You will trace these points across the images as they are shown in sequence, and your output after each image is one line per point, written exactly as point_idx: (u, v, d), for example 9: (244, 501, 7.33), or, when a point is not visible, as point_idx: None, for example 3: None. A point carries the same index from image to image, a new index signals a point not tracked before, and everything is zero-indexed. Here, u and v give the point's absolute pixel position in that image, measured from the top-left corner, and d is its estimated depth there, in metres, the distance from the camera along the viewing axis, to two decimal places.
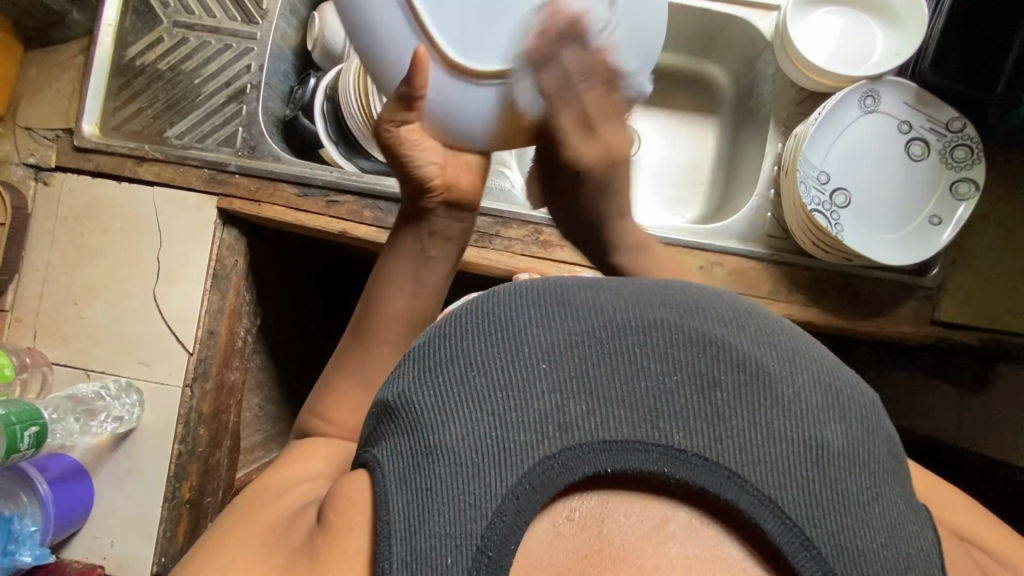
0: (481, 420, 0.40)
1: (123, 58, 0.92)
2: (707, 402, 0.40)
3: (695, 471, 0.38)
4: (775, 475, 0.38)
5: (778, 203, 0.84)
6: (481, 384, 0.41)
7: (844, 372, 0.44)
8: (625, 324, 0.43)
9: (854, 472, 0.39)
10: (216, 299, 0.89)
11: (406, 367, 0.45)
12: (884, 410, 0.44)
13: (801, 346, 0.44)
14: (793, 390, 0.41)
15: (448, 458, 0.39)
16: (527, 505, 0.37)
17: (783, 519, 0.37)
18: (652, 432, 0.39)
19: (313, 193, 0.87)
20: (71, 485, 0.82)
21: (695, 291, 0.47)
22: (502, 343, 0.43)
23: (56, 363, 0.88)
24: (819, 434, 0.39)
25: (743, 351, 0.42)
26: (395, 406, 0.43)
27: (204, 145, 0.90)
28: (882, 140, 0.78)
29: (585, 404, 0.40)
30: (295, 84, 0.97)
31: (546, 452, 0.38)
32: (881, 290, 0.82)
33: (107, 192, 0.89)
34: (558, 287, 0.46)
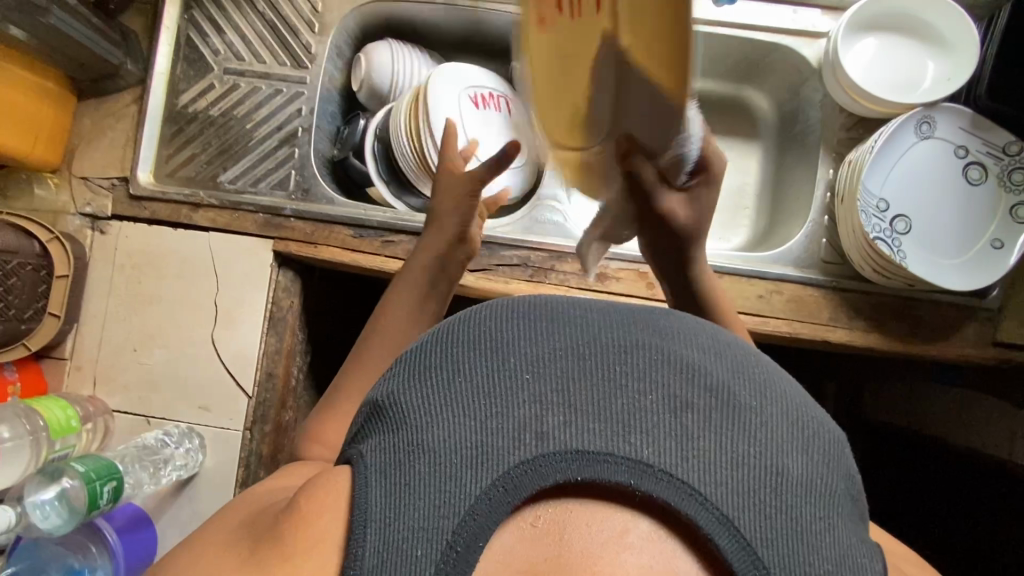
0: (462, 423, 0.41)
1: (175, 105, 0.93)
2: (679, 421, 0.41)
3: (659, 484, 0.39)
4: (733, 494, 0.39)
5: (833, 229, 0.84)
6: (467, 392, 0.43)
7: (812, 409, 0.46)
8: (607, 343, 0.45)
9: (808, 501, 0.40)
10: (273, 341, 0.89)
11: (398, 370, 0.47)
12: (848, 449, 0.46)
13: (772, 380, 0.46)
14: (761, 418, 0.42)
15: (426, 458, 0.40)
16: (497, 507, 0.38)
17: (736, 537, 0.38)
18: (623, 445, 0.40)
19: (369, 234, 0.88)
20: (138, 533, 0.82)
21: (679, 319, 0.49)
22: (489, 352, 0.45)
23: (117, 411, 0.88)
24: (780, 462, 0.41)
25: (717, 377, 0.44)
26: (384, 405, 0.45)
27: (258, 189, 0.91)
28: (938, 164, 0.78)
29: (563, 414, 0.41)
30: (341, 124, 0.99)
31: (519, 458, 0.39)
32: (941, 313, 0.82)
33: (163, 238, 0.90)
34: (549, 302, 0.48)
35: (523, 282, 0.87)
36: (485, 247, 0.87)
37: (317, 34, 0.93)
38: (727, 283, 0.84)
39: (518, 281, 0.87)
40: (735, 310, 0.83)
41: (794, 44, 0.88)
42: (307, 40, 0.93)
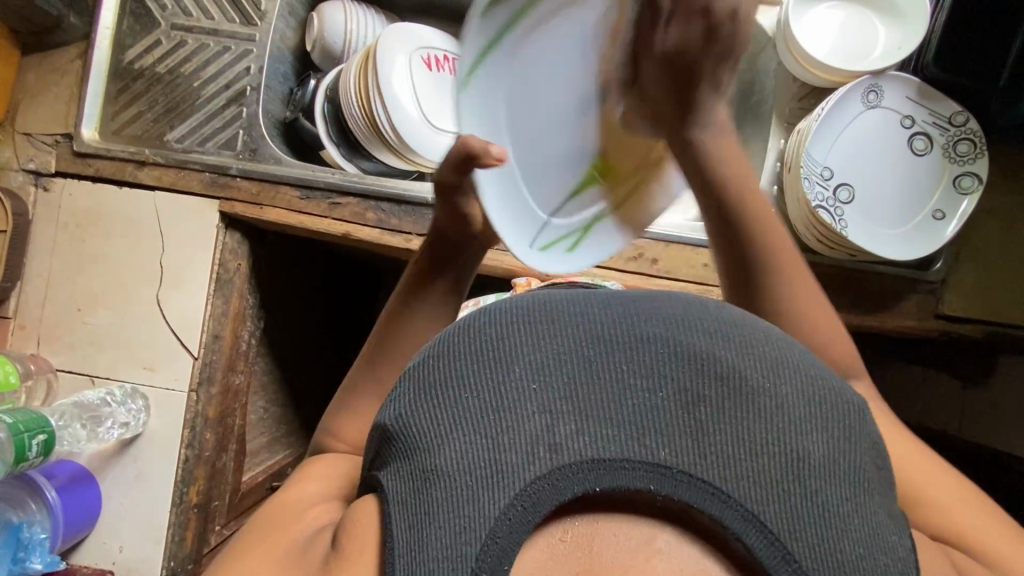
0: (471, 440, 0.37)
1: (120, 62, 0.91)
2: (694, 418, 0.37)
3: (681, 488, 0.35)
4: (758, 490, 0.35)
5: (781, 199, 0.84)
6: (471, 403, 0.39)
7: (827, 377, 0.41)
8: (611, 339, 0.40)
9: (833, 483, 0.36)
10: (220, 303, 0.88)
11: (401, 388, 0.43)
12: (870, 412, 0.42)
13: (784, 354, 0.41)
14: (777, 401, 0.38)
15: (441, 482, 0.36)
16: (519, 528, 0.34)
17: (766, 535, 0.34)
18: (638, 450, 0.36)
19: (316, 196, 0.87)
20: (79, 492, 0.82)
21: (678, 297, 0.44)
22: (489, 360, 0.40)
23: (60, 370, 0.88)
24: (801, 445, 0.37)
25: (728, 362, 0.39)
26: (392, 429, 0.41)
27: (205, 148, 0.90)
28: (886, 135, 0.78)
29: (573, 423, 0.37)
30: (294, 85, 0.97)
31: (535, 473, 0.36)
32: (886, 284, 0.82)
33: (107, 197, 0.89)
34: (545, 297, 0.43)
35: None
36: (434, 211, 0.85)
37: None
38: (673, 251, 0.84)
39: None
40: (680, 277, 0.83)
41: None
42: None
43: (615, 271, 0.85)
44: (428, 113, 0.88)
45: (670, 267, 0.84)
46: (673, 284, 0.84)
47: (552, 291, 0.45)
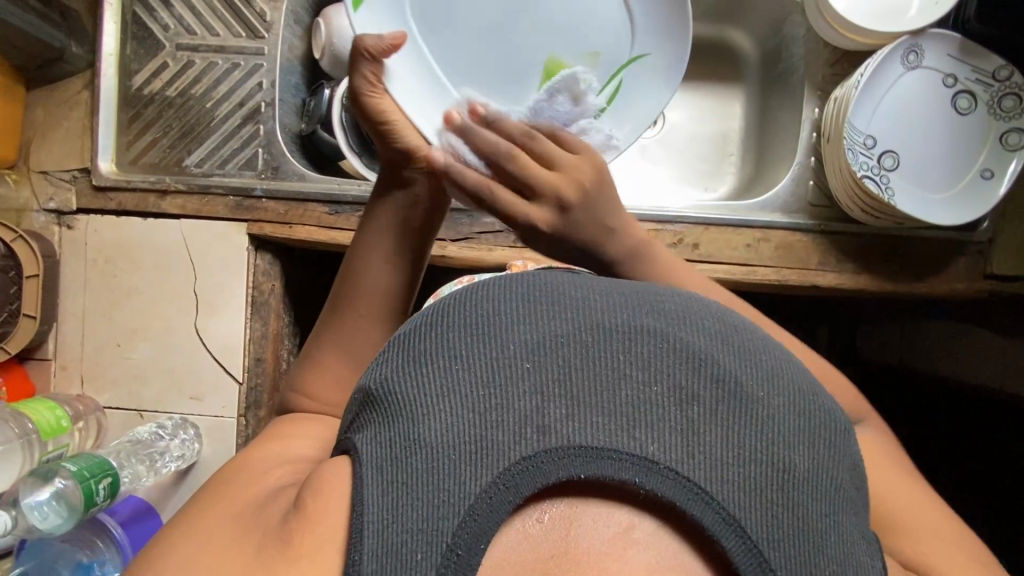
0: (459, 417, 0.38)
1: (128, 88, 0.88)
2: (686, 415, 0.38)
3: (666, 483, 0.36)
4: (742, 494, 0.36)
5: (820, 170, 0.82)
6: (465, 380, 0.39)
7: (821, 395, 0.42)
8: (611, 328, 0.41)
9: (814, 497, 0.37)
10: (259, 326, 0.88)
11: (390, 354, 0.43)
12: (855, 437, 0.43)
13: (782, 366, 0.42)
14: (771, 409, 0.39)
15: (423, 453, 0.37)
16: (498, 506, 0.35)
17: (745, 540, 0.35)
18: (628, 441, 0.37)
19: (345, 210, 0.85)
20: (145, 525, 0.82)
21: (685, 296, 0.45)
22: (484, 337, 0.41)
23: (108, 408, 0.88)
24: (789, 457, 0.38)
25: (725, 365, 0.40)
26: (377, 394, 0.41)
27: (225, 170, 0.87)
28: (928, 95, 0.76)
29: (565, 407, 0.38)
30: (306, 96, 0.94)
31: (520, 454, 0.36)
32: (932, 249, 0.80)
33: (133, 229, 0.87)
34: (549, 280, 0.44)
35: (508, 248, 0.84)
36: (467, 215, 0.85)
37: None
38: (713, 234, 0.82)
39: (502, 248, 0.84)
40: (722, 261, 0.82)
41: None
42: (260, 7, 0.88)
43: None
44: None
45: (712, 251, 0.82)
46: (716, 267, 0.82)
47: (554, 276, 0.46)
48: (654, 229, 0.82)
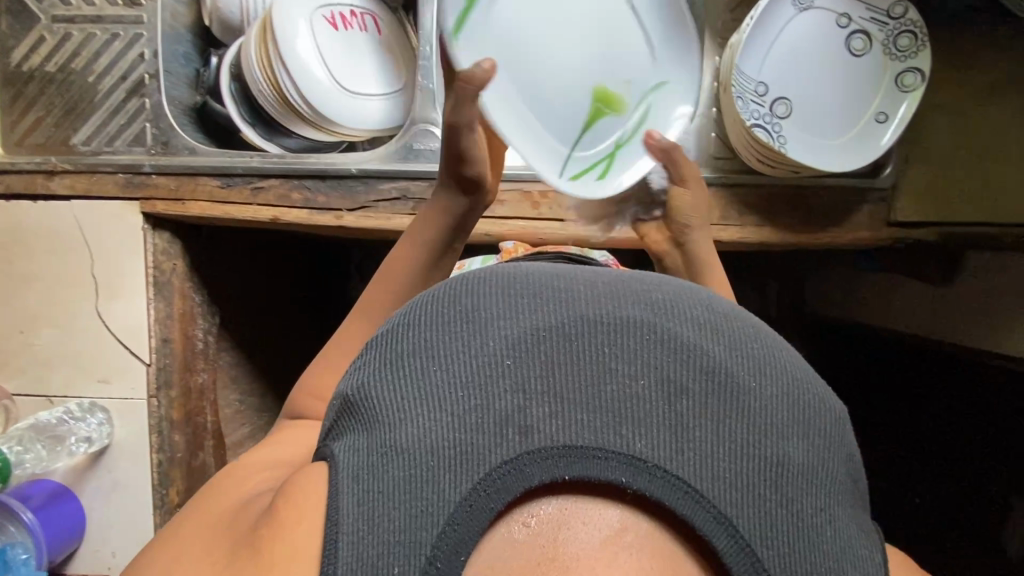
0: (440, 421, 0.38)
1: (7, 65, 0.85)
2: (674, 411, 0.40)
3: (655, 481, 0.37)
4: (729, 489, 0.38)
5: (721, 121, 0.80)
6: (448, 384, 0.40)
7: (813, 385, 0.44)
8: (598, 325, 0.42)
9: (807, 489, 0.39)
10: (163, 306, 0.86)
11: (370, 359, 0.44)
12: (849, 425, 0.45)
13: (771, 356, 0.43)
14: (760, 402, 0.41)
15: (402, 460, 0.37)
16: (479, 513, 0.36)
17: (733, 534, 0.36)
18: (615, 439, 0.38)
19: (237, 183, 0.83)
20: (58, 508, 0.83)
21: (674, 288, 0.46)
22: (466, 338, 0.42)
23: (17, 395, 0.87)
24: (781, 450, 0.39)
25: (715, 360, 0.41)
26: (356, 401, 0.42)
27: (114, 148, 0.85)
28: (823, 37, 0.73)
29: (549, 406, 0.39)
30: (200, 66, 0.91)
31: (503, 456, 0.37)
32: (835, 197, 0.79)
33: (23, 213, 0.85)
34: (532, 278, 0.45)
35: (405, 216, 0.82)
36: (362, 183, 0.82)
37: None
38: (613, 192, 0.80)
39: (400, 216, 0.82)
40: (622, 219, 0.80)
41: None
42: None
43: (557, 221, 0.81)
44: (341, 76, 0.83)
45: (612, 209, 0.80)
46: (617, 227, 0.80)
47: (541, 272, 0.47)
48: (552, 190, 0.81)
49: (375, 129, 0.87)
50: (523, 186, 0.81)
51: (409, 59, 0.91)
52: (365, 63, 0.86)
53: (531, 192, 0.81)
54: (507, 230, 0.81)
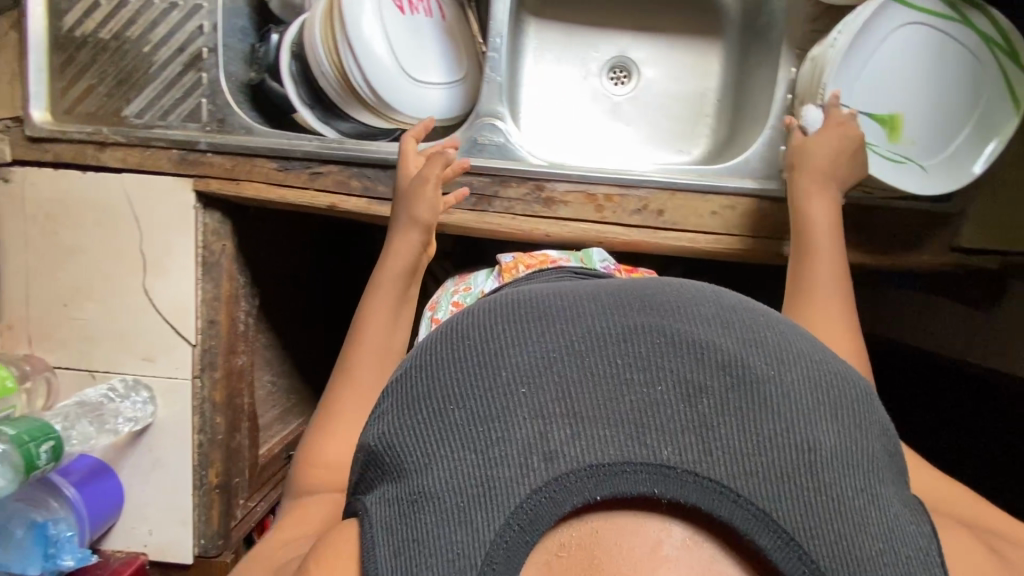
0: (457, 455, 0.36)
1: (59, 30, 0.82)
2: (695, 411, 0.36)
3: (687, 488, 0.34)
4: (772, 486, 0.34)
5: (793, 135, 0.79)
6: (456, 414, 0.38)
7: (831, 360, 0.41)
8: (603, 333, 0.39)
9: (849, 474, 0.35)
10: (210, 287, 0.85)
11: (384, 407, 0.42)
12: (876, 396, 0.41)
13: (784, 338, 0.40)
14: (781, 389, 0.37)
15: (431, 503, 0.35)
16: (516, 550, 0.33)
17: (781, 535, 0.33)
18: (639, 452, 0.35)
19: (294, 167, 0.81)
20: (99, 484, 0.83)
21: (676, 285, 0.44)
22: (471, 364, 0.39)
23: (58, 367, 0.86)
24: (814, 435, 0.36)
25: (730, 353, 0.38)
26: (378, 451, 0.40)
27: (168, 122, 0.82)
28: (918, 54, 0.72)
29: (569, 426, 0.36)
30: (255, 41, 0.88)
31: (529, 487, 0.34)
32: (901, 220, 0.79)
33: (72, 183, 0.83)
34: (524, 296, 0.43)
35: (465, 212, 0.81)
36: None
37: None
38: (678, 201, 0.79)
39: (460, 211, 0.81)
40: (686, 228, 0.80)
41: None
42: None
43: (618, 225, 0.80)
44: (405, 60, 0.81)
45: (676, 217, 0.79)
46: (679, 235, 0.80)
47: (534, 289, 0.44)
48: (617, 194, 0.79)
49: (435, 116, 0.86)
50: (587, 187, 0.80)
51: (467, 47, 0.89)
52: (428, 46, 0.84)
53: (595, 194, 0.80)
54: (567, 232, 0.80)
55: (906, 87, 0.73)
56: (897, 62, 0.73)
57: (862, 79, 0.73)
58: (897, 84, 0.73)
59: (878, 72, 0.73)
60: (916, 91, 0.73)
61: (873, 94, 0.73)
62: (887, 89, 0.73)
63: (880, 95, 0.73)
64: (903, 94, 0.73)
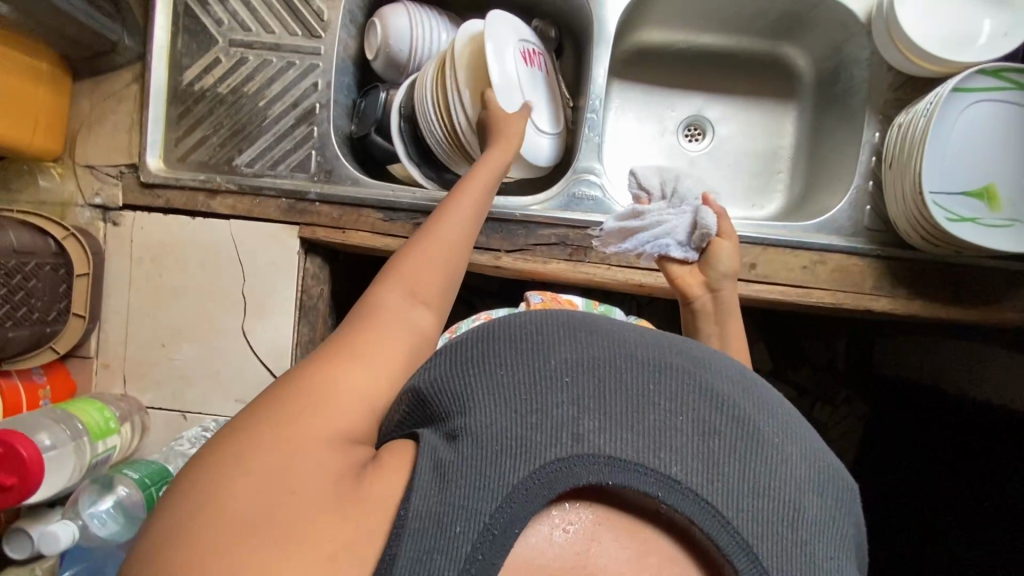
0: (502, 414, 0.40)
1: (179, 84, 0.87)
2: (707, 445, 0.40)
3: (686, 501, 0.37)
4: (756, 524, 0.37)
5: (878, 195, 0.83)
6: (508, 384, 0.42)
7: (832, 459, 0.44)
8: (642, 359, 0.44)
9: (822, 541, 0.38)
10: (306, 330, 0.86)
11: (442, 361, 0.47)
12: (859, 505, 0.44)
13: (792, 421, 0.45)
14: (782, 453, 0.41)
15: (469, 441, 0.39)
16: (533, 498, 0.36)
17: (755, 564, 0.36)
18: (654, 459, 0.39)
19: (400, 218, 0.84)
20: None
21: (708, 352, 0.49)
22: (529, 352, 0.44)
23: (151, 408, 0.86)
24: (800, 500, 0.39)
25: (745, 410, 0.43)
26: (431, 396, 0.44)
27: (277, 172, 0.86)
28: (1002, 124, 0.76)
29: (599, 420, 0.40)
30: (357, 97, 0.93)
31: (556, 454, 0.38)
32: (987, 278, 0.81)
33: (180, 227, 0.86)
34: (583, 316, 0.48)
35: (562, 261, 0.83)
36: (522, 226, 0.83)
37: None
38: (771, 255, 0.82)
39: (556, 261, 0.83)
40: (779, 282, 0.82)
41: None
42: (317, 6, 0.87)
43: None
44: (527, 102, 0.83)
45: (768, 271, 0.82)
46: (772, 288, 0.82)
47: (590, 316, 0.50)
48: None
49: (540, 161, 0.87)
50: None
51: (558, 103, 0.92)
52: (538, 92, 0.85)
53: None
54: (660, 283, 0.83)
55: (992, 154, 0.76)
56: (983, 132, 0.76)
57: (950, 147, 0.76)
58: (985, 151, 0.76)
59: (965, 141, 0.76)
60: (1003, 157, 0.76)
61: (963, 160, 0.76)
62: (974, 155, 0.76)
63: (968, 161, 0.76)
64: (990, 161, 0.76)
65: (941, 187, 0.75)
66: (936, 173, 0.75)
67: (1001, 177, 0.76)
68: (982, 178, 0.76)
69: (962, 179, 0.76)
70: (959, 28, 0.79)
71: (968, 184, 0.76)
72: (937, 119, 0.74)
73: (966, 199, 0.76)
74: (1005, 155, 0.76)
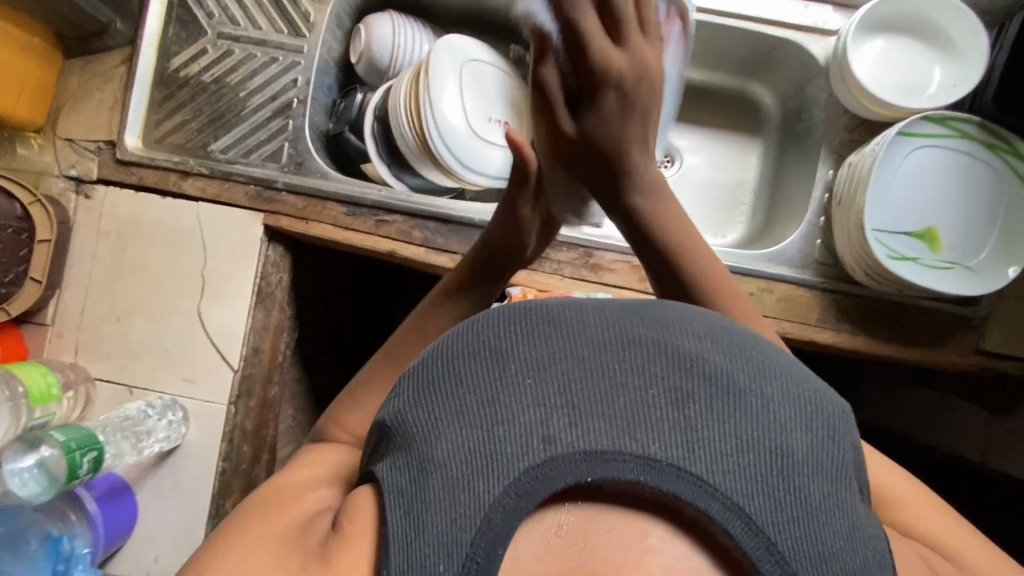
0: (467, 432, 0.37)
1: (166, 69, 0.90)
2: (683, 414, 0.38)
3: (670, 479, 0.35)
4: (744, 483, 0.36)
5: (829, 230, 0.85)
6: (469, 397, 0.39)
7: (814, 384, 0.43)
8: (603, 339, 0.41)
9: (817, 479, 0.37)
10: (261, 316, 0.87)
11: (400, 386, 0.43)
12: (853, 419, 0.43)
13: (769, 359, 0.42)
14: (762, 402, 0.39)
15: (438, 471, 0.36)
16: (513, 513, 0.35)
17: (750, 526, 0.35)
18: (629, 443, 0.37)
19: (363, 213, 0.86)
20: (121, 502, 0.82)
21: (670, 307, 0.46)
22: (486, 357, 0.41)
23: (98, 379, 0.87)
24: (786, 443, 0.37)
25: (716, 363, 0.40)
26: (392, 424, 0.41)
27: (249, 160, 0.89)
28: (946, 168, 0.79)
29: (568, 417, 0.37)
30: (337, 97, 0.97)
31: (529, 463, 0.36)
32: (930, 320, 0.82)
33: (149, 206, 0.88)
34: (536, 301, 0.44)
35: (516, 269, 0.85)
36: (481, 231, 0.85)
37: (316, 2, 0.90)
38: None
39: None
40: None
41: (803, 40, 0.88)
42: (305, 8, 0.91)
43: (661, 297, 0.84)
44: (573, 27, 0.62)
45: None
46: None
47: (546, 299, 0.45)
48: None
49: None
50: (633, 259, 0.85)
51: None
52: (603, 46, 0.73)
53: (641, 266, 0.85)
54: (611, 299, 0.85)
55: (935, 197, 0.79)
56: (926, 176, 0.79)
57: (894, 189, 0.79)
58: (929, 194, 0.79)
59: (909, 184, 0.79)
60: (946, 201, 0.79)
61: (906, 202, 0.79)
62: (917, 198, 0.79)
63: (911, 203, 0.79)
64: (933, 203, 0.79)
65: (881, 227, 0.78)
66: (878, 213, 0.78)
67: (942, 220, 0.79)
68: (924, 220, 0.79)
69: (904, 220, 0.79)
70: (907, 79, 0.83)
71: (910, 225, 0.79)
72: (882, 162, 0.77)
73: (908, 239, 0.78)
74: (948, 199, 0.79)
